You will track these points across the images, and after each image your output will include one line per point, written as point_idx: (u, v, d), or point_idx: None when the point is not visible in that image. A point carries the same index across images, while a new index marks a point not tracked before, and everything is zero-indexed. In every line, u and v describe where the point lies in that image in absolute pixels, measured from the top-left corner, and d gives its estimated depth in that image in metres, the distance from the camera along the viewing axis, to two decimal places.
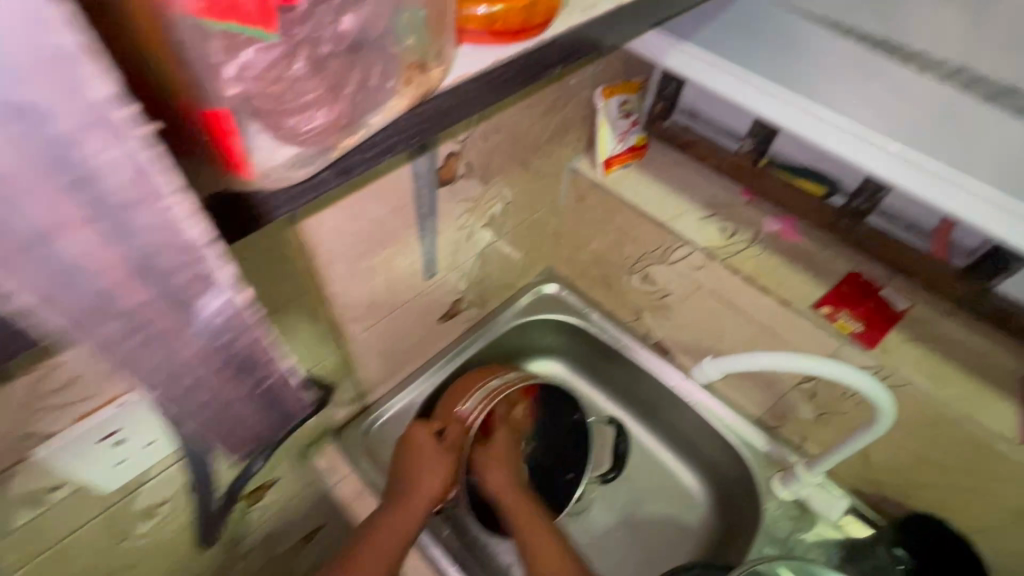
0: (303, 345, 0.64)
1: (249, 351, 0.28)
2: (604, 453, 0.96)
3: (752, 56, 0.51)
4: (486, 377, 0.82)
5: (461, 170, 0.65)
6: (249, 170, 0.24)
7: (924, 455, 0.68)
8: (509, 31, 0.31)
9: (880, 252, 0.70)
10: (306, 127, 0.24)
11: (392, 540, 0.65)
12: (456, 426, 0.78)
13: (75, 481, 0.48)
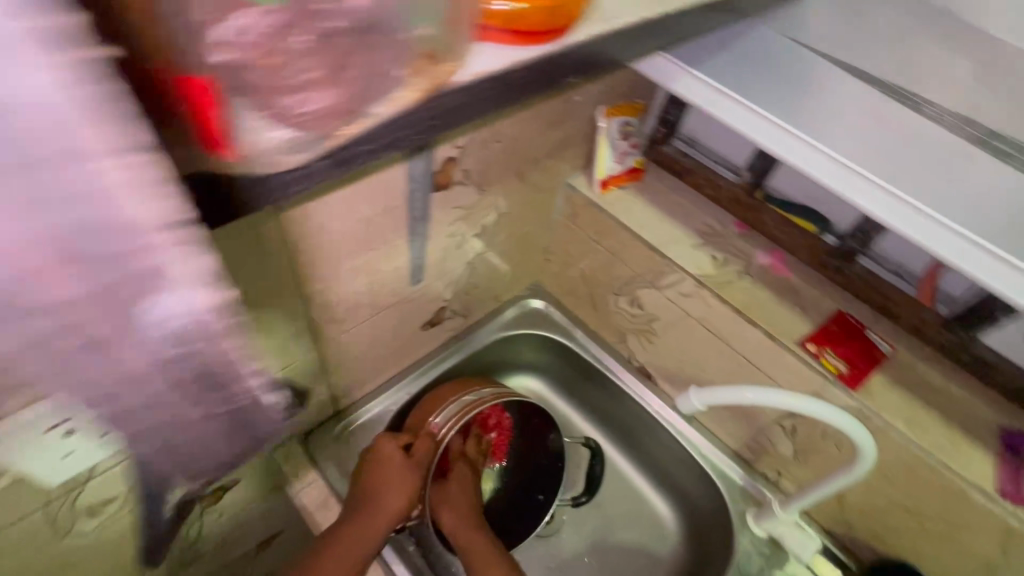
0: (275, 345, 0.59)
1: (203, 365, 0.23)
2: (579, 475, 0.95)
3: (760, 85, 0.51)
4: (461, 390, 0.79)
5: (458, 177, 0.64)
6: (235, 149, 0.24)
7: (900, 501, 0.68)
8: (528, 33, 0.31)
9: (869, 294, 0.69)
10: (303, 108, 0.24)
11: (349, 558, 0.62)
12: (427, 440, 0.75)
13: (15, 474, 0.45)
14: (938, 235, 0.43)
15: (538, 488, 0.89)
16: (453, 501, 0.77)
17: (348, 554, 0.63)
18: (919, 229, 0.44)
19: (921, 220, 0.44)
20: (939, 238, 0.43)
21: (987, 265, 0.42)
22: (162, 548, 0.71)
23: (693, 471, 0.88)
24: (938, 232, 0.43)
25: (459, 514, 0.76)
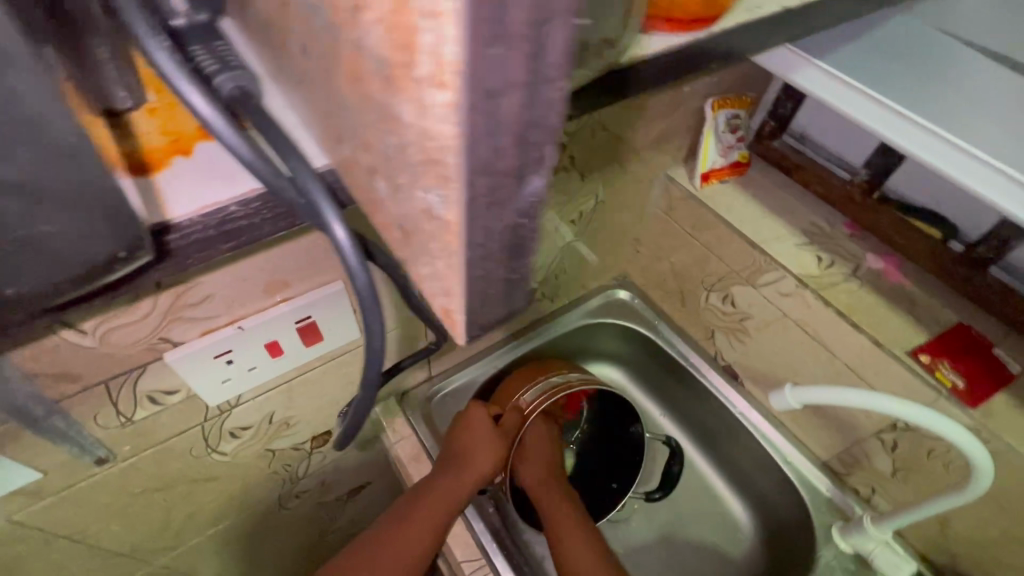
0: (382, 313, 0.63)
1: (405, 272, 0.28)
2: (655, 474, 0.95)
3: (893, 79, 0.49)
4: (546, 373, 0.84)
5: (564, 163, 0.67)
6: None
7: (1016, 533, 0.62)
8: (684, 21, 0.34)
9: (1000, 307, 0.64)
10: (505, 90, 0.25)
11: (438, 511, 0.68)
12: (514, 415, 0.80)
13: (189, 390, 0.54)
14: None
15: (612, 476, 0.91)
16: (534, 468, 0.80)
17: (438, 510, 0.68)
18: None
19: None
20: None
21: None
22: (278, 478, 0.81)
23: (775, 476, 0.86)
24: None
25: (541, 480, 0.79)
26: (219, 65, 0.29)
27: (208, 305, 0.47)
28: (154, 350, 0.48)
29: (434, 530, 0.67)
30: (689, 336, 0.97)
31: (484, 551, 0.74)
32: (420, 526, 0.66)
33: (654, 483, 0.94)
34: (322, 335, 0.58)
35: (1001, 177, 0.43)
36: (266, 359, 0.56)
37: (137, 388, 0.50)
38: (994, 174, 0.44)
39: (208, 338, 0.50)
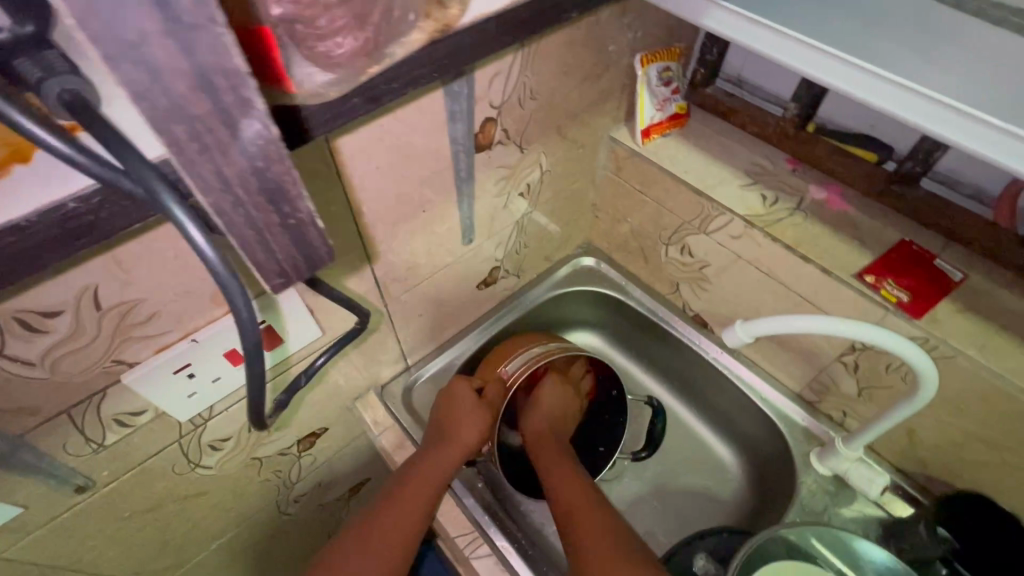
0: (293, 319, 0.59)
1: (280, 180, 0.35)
2: (640, 437, 0.97)
3: (795, 10, 0.51)
4: (528, 343, 0.85)
5: (498, 137, 0.67)
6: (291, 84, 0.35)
7: (975, 432, 0.64)
8: None
9: (936, 220, 0.66)
10: (337, 52, 0.34)
11: (428, 484, 0.70)
12: (497, 385, 0.81)
13: (156, 408, 0.55)
14: (993, 140, 0.41)
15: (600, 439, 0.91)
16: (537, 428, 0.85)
17: (424, 486, 0.70)
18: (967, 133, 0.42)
19: (969, 124, 0.42)
20: (989, 141, 0.41)
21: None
22: (271, 485, 0.82)
23: (752, 415, 0.88)
24: (991, 136, 0.41)
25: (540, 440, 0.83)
26: (44, 72, 0.27)
27: (155, 323, 0.48)
28: (110, 373, 0.49)
29: (427, 502, 0.69)
30: (657, 292, 0.99)
31: (478, 524, 0.75)
32: (411, 500, 0.69)
33: (642, 442, 0.96)
34: (282, 336, 0.59)
35: (904, 90, 0.44)
36: (229, 369, 0.57)
37: (102, 413, 0.51)
38: (895, 88, 0.44)
39: (163, 355, 0.51)
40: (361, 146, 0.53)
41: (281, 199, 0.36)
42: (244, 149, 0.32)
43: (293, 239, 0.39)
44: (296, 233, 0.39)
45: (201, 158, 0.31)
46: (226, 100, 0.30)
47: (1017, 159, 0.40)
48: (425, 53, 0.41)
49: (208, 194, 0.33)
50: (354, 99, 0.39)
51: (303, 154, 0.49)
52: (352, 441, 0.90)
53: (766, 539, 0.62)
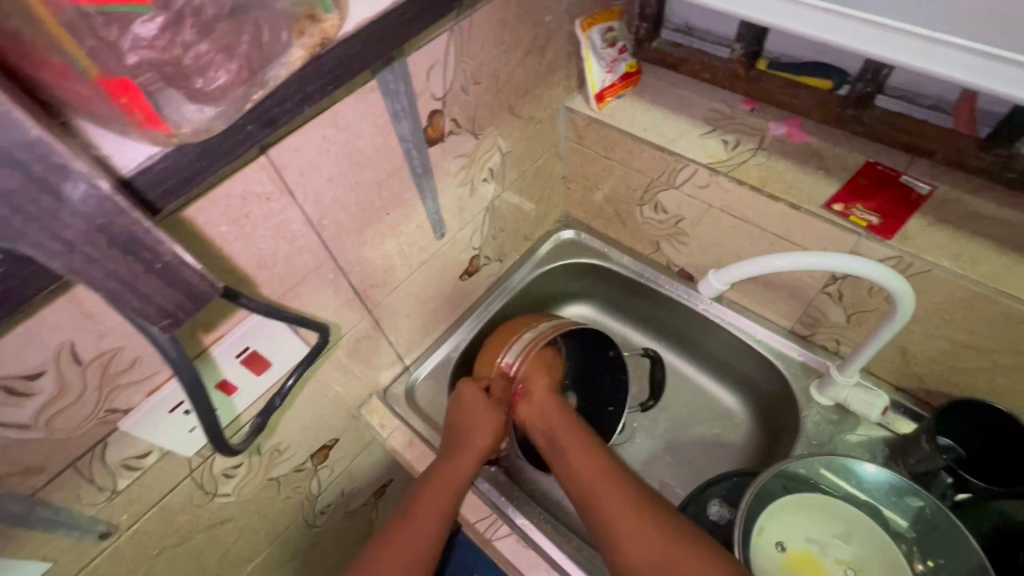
0: (276, 342, 0.59)
1: (131, 234, 0.33)
2: (643, 384, 0.99)
3: None
4: (521, 330, 0.85)
5: (449, 127, 0.67)
6: (166, 126, 0.35)
7: (961, 340, 0.65)
8: None
9: (894, 137, 0.65)
10: (210, 86, 0.34)
11: (445, 492, 0.71)
12: (502, 382, 0.83)
13: (161, 448, 0.56)
14: (945, 57, 0.41)
15: (607, 401, 0.91)
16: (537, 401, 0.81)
17: (444, 490, 0.71)
18: (917, 53, 0.42)
19: (910, 41, 0.42)
20: (939, 58, 0.42)
21: (1001, 72, 0.40)
22: (294, 501, 0.85)
23: (751, 358, 0.89)
24: (916, 45, 0.42)
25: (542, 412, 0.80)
26: None
27: (139, 368, 0.49)
28: (106, 423, 0.50)
29: (445, 512, 0.70)
30: (640, 253, 0.99)
31: (498, 507, 0.76)
32: (427, 513, 0.69)
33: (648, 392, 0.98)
34: (269, 360, 0.60)
35: (844, 19, 0.44)
36: (221, 399, 0.58)
37: (109, 461, 0.53)
38: (835, 18, 0.45)
39: (156, 396, 0.52)
40: (308, 160, 0.53)
41: (138, 249, 0.33)
42: (76, 211, 0.30)
43: (167, 279, 0.35)
44: (169, 274, 0.35)
45: (30, 228, 0.30)
46: (31, 162, 0.28)
47: (970, 71, 0.41)
48: (312, 69, 0.41)
49: (53, 259, 0.31)
50: (249, 126, 0.40)
51: (252, 179, 0.49)
52: (366, 446, 0.92)
53: (773, 476, 0.63)
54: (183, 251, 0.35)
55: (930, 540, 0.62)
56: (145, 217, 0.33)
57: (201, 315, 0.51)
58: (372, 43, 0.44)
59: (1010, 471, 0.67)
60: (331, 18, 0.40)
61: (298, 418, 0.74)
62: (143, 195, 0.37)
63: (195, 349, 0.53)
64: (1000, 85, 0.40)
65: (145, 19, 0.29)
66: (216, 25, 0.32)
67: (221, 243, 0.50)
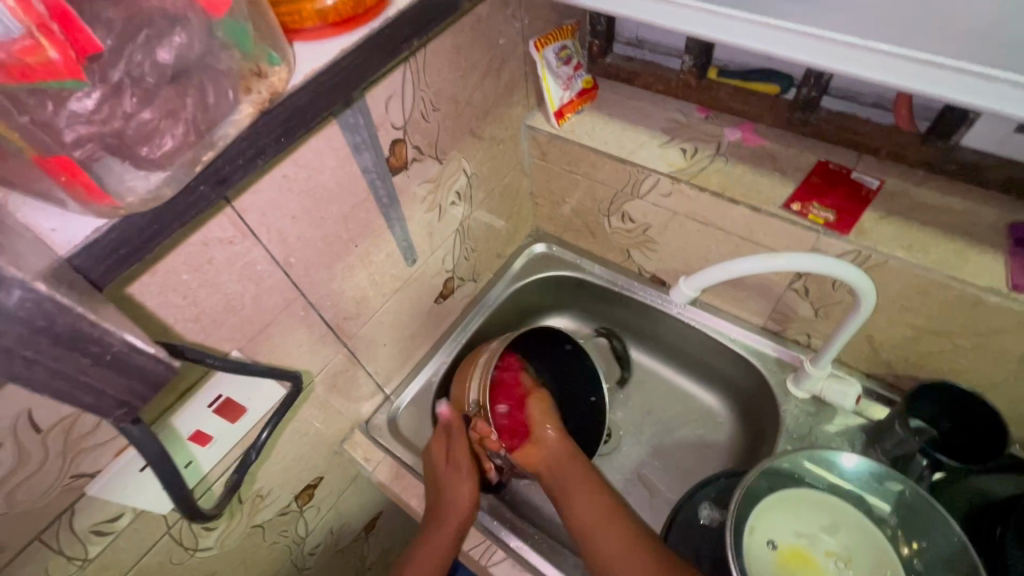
0: (246, 387, 0.58)
1: (73, 328, 0.31)
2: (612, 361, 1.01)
3: None
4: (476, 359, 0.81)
5: (412, 155, 0.67)
6: (108, 200, 0.34)
7: (922, 325, 0.67)
8: (340, 21, 0.44)
9: (839, 137, 0.69)
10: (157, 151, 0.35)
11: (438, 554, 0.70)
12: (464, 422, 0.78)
13: (134, 509, 0.54)
14: (880, 65, 0.43)
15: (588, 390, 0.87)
16: (546, 440, 0.76)
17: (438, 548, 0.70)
18: (857, 62, 0.44)
19: (847, 52, 0.44)
20: (876, 66, 0.44)
21: (940, 76, 0.42)
22: (281, 547, 0.82)
23: (728, 357, 0.91)
24: (854, 55, 0.44)
25: (549, 456, 0.75)
26: None
27: (102, 430, 0.47)
28: (73, 489, 0.48)
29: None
30: (612, 261, 1.00)
31: (496, 534, 0.75)
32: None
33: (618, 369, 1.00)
34: (245, 406, 0.59)
35: (783, 33, 0.46)
36: (196, 450, 0.57)
37: (77, 527, 0.50)
38: (773, 33, 0.46)
39: (123, 456, 0.50)
40: (270, 200, 0.52)
41: (82, 342, 0.32)
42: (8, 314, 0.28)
43: (118, 370, 0.34)
44: (118, 364, 0.34)
45: None
46: None
47: (904, 76, 0.43)
48: (262, 125, 0.40)
49: None
50: (200, 186, 0.38)
51: (213, 224, 0.48)
52: (352, 481, 0.90)
53: (761, 474, 0.64)
54: (134, 338, 0.34)
55: (912, 524, 0.63)
56: (88, 310, 0.32)
57: (155, 397, 0.51)
58: (323, 90, 0.44)
59: (981, 448, 0.69)
60: (277, 71, 0.41)
61: (276, 461, 0.71)
62: (86, 273, 0.35)
63: (152, 416, 0.52)
64: (940, 87, 0.42)
65: (80, 95, 0.30)
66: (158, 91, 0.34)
67: (185, 292, 0.49)
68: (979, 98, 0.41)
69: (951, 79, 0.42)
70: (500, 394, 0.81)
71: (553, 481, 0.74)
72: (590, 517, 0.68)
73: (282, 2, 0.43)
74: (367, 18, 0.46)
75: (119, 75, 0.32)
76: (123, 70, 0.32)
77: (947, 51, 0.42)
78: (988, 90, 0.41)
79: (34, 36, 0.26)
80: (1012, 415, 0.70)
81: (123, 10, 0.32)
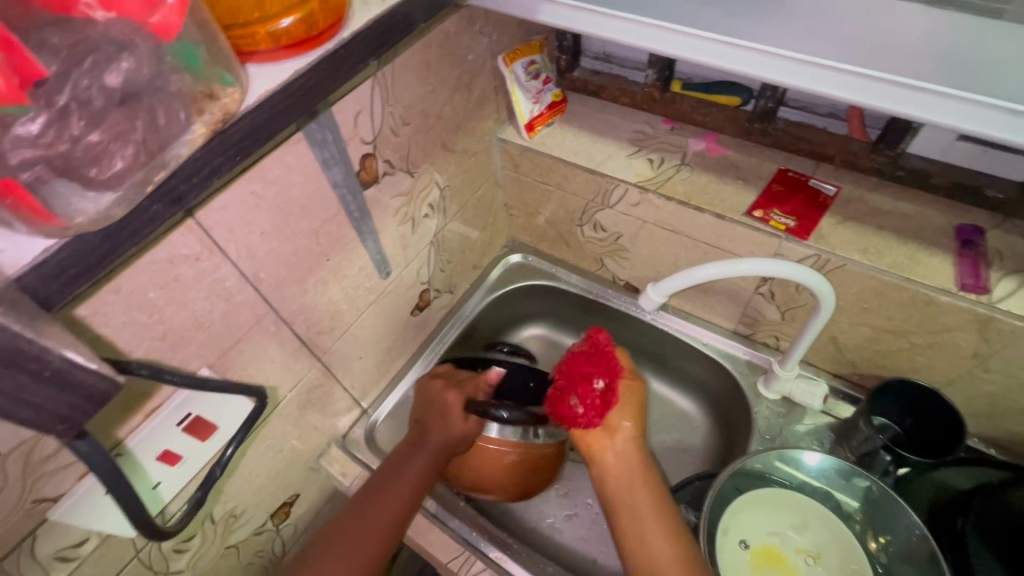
0: (212, 405, 0.57)
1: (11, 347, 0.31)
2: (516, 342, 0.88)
3: None
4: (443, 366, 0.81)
5: (382, 169, 0.68)
6: (58, 220, 0.34)
7: (880, 326, 0.70)
8: (297, 42, 0.44)
9: (796, 146, 0.72)
10: (108, 172, 0.35)
11: (395, 496, 0.64)
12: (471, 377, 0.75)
13: (99, 533, 0.53)
14: (820, 77, 0.46)
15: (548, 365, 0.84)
16: (619, 432, 0.63)
17: (394, 504, 0.64)
18: (796, 75, 0.46)
19: (787, 65, 0.47)
20: (814, 78, 0.46)
21: (871, 87, 0.44)
22: (258, 567, 0.80)
23: (701, 361, 0.92)
24: (794, 68, 0.46)
25: (620, 453, 0.63)
26: None
27: (65, 454, 0.46)
28: (35, 514, 0.47)
29: (386, 516, 0.63)
30: (587, 270, 1.02)
31: (475, 546, 0.74)
32: (351, 528, 0.61)
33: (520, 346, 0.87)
34: (215, 423, 0.58)
35: (728, 49, 0.48)
36: (163, 470, 0.55)
37: (40, 553, 0.49)
38: (719, 48, 0.49)
39: (87, 478, 0.49)
40: (238, 217, 0.53)
41: (21, 359, 0.32)
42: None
43: (60, 386, 0.34)
44: (60, 380, 0.34)
45: None
46: None
47: (843, 88, 0.45)
48: (216, 145, 0.41)
49: None
50: (154, 207, 0.39)
51: (177, 241, 0.48)
52: (330, 498, 0.89)
53: (733, 475, 0.66)
54: (74, 354, 0.34)
55: (876, 518, 0.65)
56: (27, 327, 0.32)
57: (109, 412, 0.50)
58: (277, 111, 0.44)
59: (939, 443, 0.71)
60: (231, 92, 0.40)
61: (252, 479, 0.71)
62: (35, 293, 0.35)
63: (111, 442, 0.51)
64: (874, 98, 0.45)
65: (25, 121, 0.30)
66: (106, 113, 0.34)
67: (151, 310, 0.49)
68: (912, 108, 0.44)
69: (889, 90, 0.44)
70: (595, 366, 0.64)
71: (619, 479, 0.61)
72: (651, 535, 0.57)
73: (235, 25, 0.42)
74: (326, 39, 0.46)
75: (65, 99, 0.32)
76: (70, 96, 0.33)
77: (878, 65, 0.45)
78: (917, 100, 0.43)
79: None
80: (970, 410, 0.72)
81: (70, 38, 0.33)
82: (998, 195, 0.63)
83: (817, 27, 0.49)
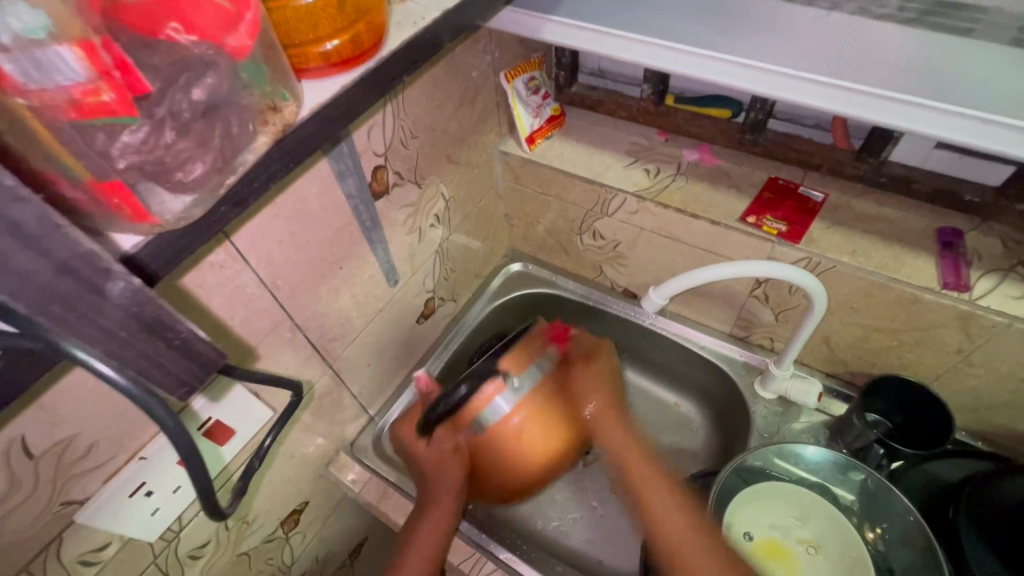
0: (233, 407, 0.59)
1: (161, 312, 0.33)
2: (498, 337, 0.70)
3: (625, 16, 0.58)
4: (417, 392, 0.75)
5: (393, 180, 0.70)
6: (150, 218, 0.34)
7: (871, 325, 0.74)
8: (342, 59, 0.45)
9: (788, 156, 0.77)
10: (189, 177, 0.35)
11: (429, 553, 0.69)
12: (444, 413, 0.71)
13: (121, 537, 0.54)
14: (811, 91, 0.49)
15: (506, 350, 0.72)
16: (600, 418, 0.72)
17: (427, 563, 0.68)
18: (784, 88, 0.50)
19: (778, 79, 0.50)
20: (802, 91, 0.50)
21: (855, 99, 0.48)
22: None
23: (699, 363, 0.95)
24: (784, 82, 0.50)
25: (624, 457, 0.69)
26: None
27: (95, 454, 0.48)
28: (61, 517, 0.48)
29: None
30: (586, 277, 1.05)
31: (489, 549, 0.76)
32: None
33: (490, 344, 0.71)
34: (233, 428, 0.60)
35: (722, 65, 0.52)
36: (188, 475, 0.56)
37: (65, 557, 0.50)
38: (713, 64, 0.52)
39: (113, 481, 0.51)
40: (260, 226, 0.55)
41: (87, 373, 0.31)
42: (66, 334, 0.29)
43: None
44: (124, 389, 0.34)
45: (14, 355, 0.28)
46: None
47: (830, 100, 0.49)
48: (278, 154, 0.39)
49: None
50: (222, 210, 0.38)
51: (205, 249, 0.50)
52: (337, 505, 0.90)
53: (732, 472, 0.69)
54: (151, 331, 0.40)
55: (872, 508, 0.68)
56: None
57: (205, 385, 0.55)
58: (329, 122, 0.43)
59: (929, 436, 0.75)
60: (289, 105, 0.39)
61: (267, 485, 0.72)
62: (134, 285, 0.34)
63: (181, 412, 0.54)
64: (858, 109, 0.48)
65: (132, 128, 0.31)
66: (191, 125, 0.35)
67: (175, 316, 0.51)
68: (893, 117, 0.47)
69: (871, 102, 0.48)
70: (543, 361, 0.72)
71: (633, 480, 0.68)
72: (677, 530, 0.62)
73: (293, 44, 0.43)
74: (365, 59, 0.46)
75: (162, 112, 0.33)
76: (166, 109, 0.33)
77: (860, 78, 0.48)
78: (897, 110, 0.47)
79: (94, 81, 0.27)
80: (957, 404, 0.76)
81: (168, 57, 0.33)
82: (974, 199, 0.68)
83: (803, 44, 0.52)
